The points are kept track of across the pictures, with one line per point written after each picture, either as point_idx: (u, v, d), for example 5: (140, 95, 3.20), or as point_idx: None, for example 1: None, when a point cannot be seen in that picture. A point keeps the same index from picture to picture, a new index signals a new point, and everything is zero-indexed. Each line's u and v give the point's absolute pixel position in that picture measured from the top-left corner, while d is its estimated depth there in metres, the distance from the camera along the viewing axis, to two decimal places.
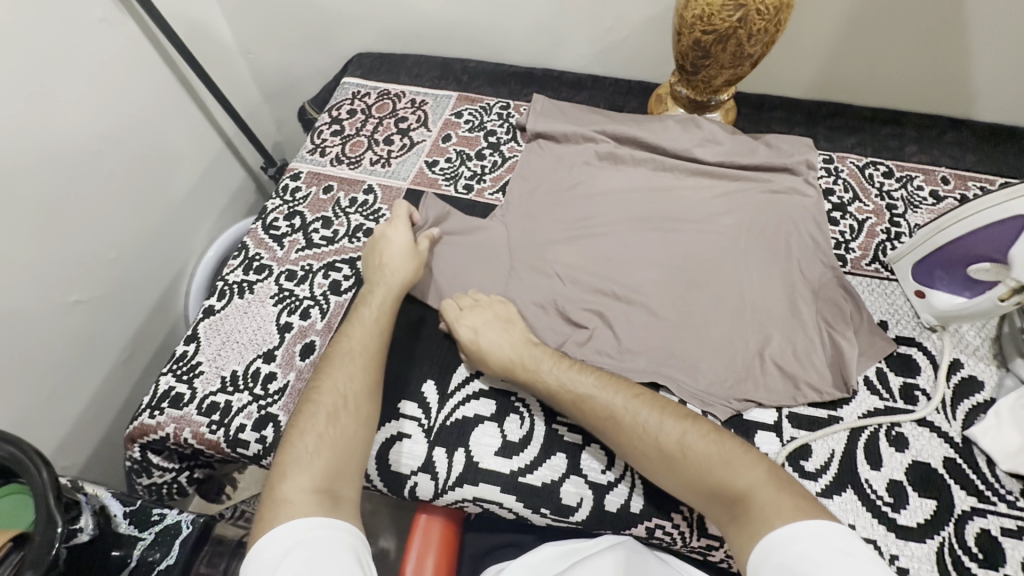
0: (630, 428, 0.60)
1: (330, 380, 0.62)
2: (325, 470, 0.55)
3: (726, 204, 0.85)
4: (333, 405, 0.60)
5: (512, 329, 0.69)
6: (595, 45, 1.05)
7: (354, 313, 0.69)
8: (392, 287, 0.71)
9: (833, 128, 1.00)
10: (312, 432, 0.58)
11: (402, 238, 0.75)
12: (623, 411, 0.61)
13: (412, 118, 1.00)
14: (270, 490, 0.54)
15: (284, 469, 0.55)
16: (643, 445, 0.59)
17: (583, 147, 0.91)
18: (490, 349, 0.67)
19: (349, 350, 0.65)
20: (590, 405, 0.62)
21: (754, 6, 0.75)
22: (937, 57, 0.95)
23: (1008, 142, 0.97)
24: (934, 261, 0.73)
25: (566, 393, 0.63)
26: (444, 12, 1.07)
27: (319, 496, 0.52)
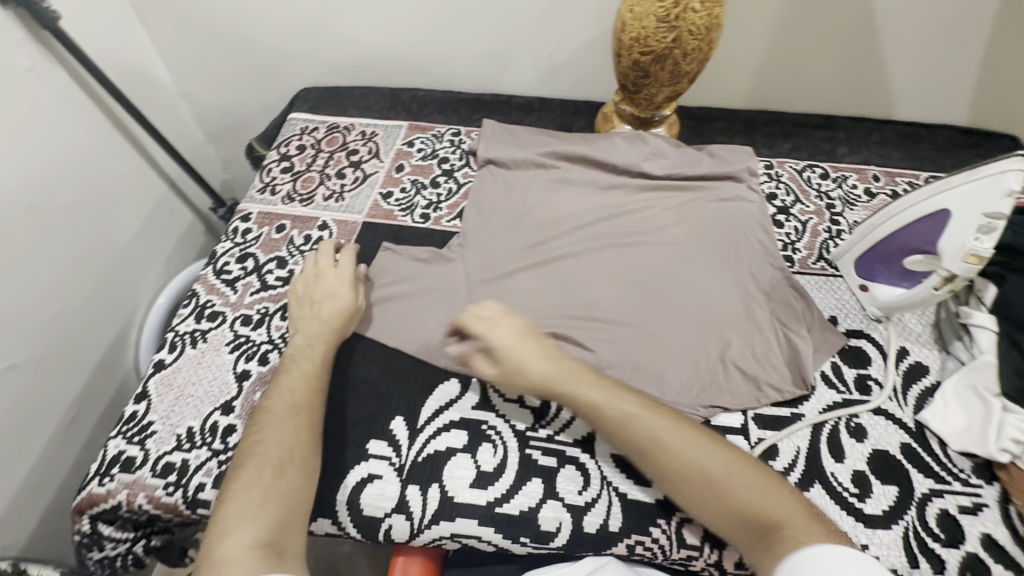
0: (673, 451, 0.58)
1: (269, 433, 0.60)
2: (269, 524, 0.55)
3: (677, 215, 0.88)
4: (275, 457, 0.59)
5: (540, 349, 0.66)
6: (539, 69, 1.08)
7: (291, 363, 0.67)
8: (322, 334, 0.70)
9: (770, 135, 1.05)
10: (252, 486, 0.56)
11: (334, 287, 0.73)
12: (665, 432, 0.59)
13: (363, 150, 1.00)
14: (211, 552, 0.53)
15: (223, 528, 0.54)
16: (684, 469, 0.58)
17: (536, 172, 0.95)
18: (527, 366, 0.65)
19: (284, 401, 0.63)
20: (632, 426, 0.60)
21: (686, 27, 0.78)
22: (856, 64, 1.02)
23: (927, 138, 1.05)
24: (874, 256, 0.77)
25: (607, 414, 0.62)
26: (389, 44, 1.08)
27: (263, 550, 0.52)
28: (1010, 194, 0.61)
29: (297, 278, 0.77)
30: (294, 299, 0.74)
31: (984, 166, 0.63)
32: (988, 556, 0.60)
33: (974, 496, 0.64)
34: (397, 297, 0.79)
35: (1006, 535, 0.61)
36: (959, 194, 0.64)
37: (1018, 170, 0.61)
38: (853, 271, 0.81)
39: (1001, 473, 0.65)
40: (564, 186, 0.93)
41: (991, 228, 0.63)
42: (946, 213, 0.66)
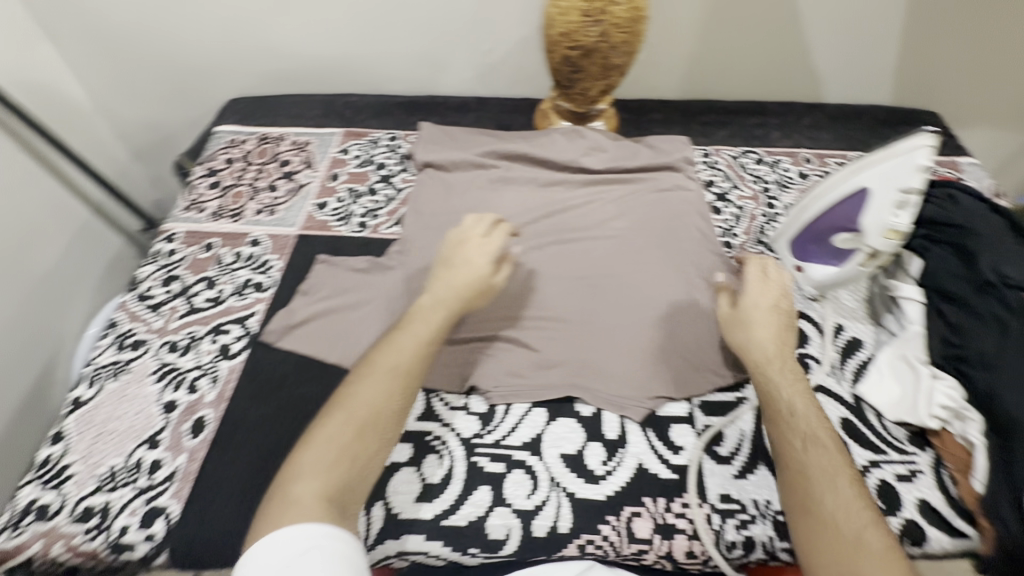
0: (828, 494, 0.54)
1: (366, 388, 0.57)
2: (338, 482, 0.52)
3: (618, 208, 0.89)
4: (367, 415, 0.55)
5: (770, 317, 0.64)
6: (474, 69, 1.07)
7: (410, 323, 0.62)
8: (450, 302, 0.63)
9: (706, 124, 1.07)
10: (338, 434, 0.54)
11: (481, 258, 0.65)
12: (833, 469, 0.55)
13: (296, 160, 0.96)
14: (281, 486, 0.51)
15: (298, 467, 0.52)
16: (827, 518, 0.53)
17: (475, 173, 0.93)
18: (749, 326, 0.64)
19: (396, 365, 0.58)
20: (806, 449, 0.57)
21: (610, 21, 0.78)
22: (782, 49, 1.05)
23: (855, 119, 1.08)
24: (807, 237, 0.76)
25: (783, 427, 0.59)
26: (317, 49, 1.05)
27: (327, 506, 0.50)
28: (923, 169, 0.64)
29: (450, 233, 0.70)
30: (440, 257, 0.67)
31: (897, 143, 0.65)
32: (923, 520, 0.62)
33: (908, 463, 0.66)
34: (335, 311, 0.76)
35: (939, 498, 0.64)
36: (877, 171, 0.66)
37: (926, 145, 0.63)
38: (787, 253, 0.80)
39: (934, 439, 0.67)
40: (504, 185, 0.92)
41: (907, 203, 0.65)
42: (866, 191, 0.67)
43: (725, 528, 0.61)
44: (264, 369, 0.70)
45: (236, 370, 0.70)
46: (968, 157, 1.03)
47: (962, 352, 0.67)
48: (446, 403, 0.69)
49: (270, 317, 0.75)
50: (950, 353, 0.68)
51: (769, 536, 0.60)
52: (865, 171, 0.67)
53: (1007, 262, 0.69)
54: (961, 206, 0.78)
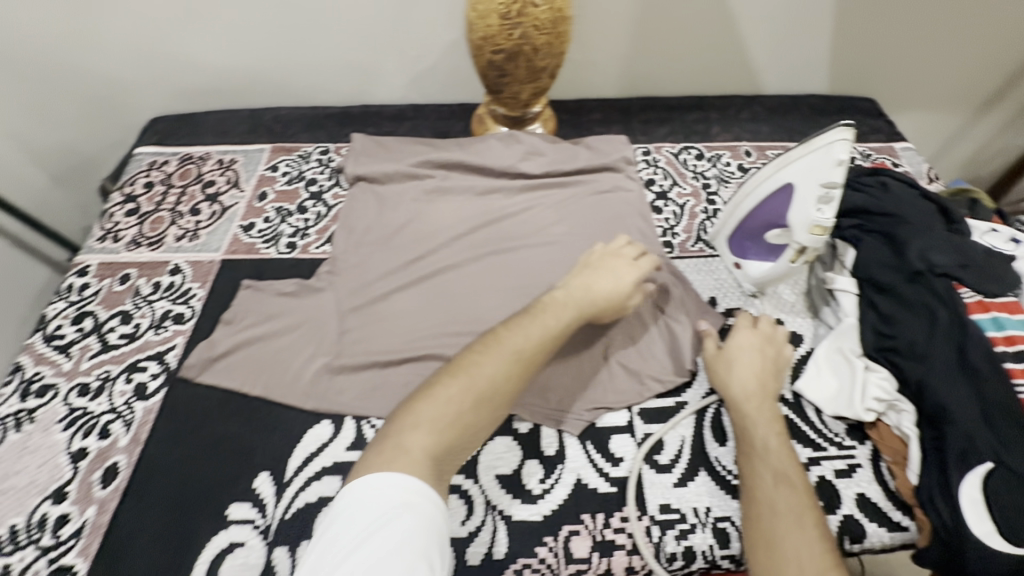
0: (791, 531, 0.54)
1: (488, 362, 0.59)
2: (446, 446, 0.54)
3: (556, 214, 0.87)
4: (482, 390, 0.57)
5: (753, 365, 0.67)
6: (406, 76, 1.03)
7: (540, 312, 0.65)
8: (583, 304, 0.67)
9: (646, 121, 1.05)
10: (455, 400, 0.56)
11: (624, 274, 0.71)
12: (798, 507, 0.55)
13: (220, 180, 0.92)
14: (395, 430, 0.54)
15: (414, 419, 0.54)
16: (788, 555, 0.52)
17: (408, 184, 0.90)
18: (735, 368, 0.67)
19: (522, 348, 0.61)
20: (777, 485, 0.57)
21: (531, 22, 0.76)
22: (717, 43, 1.04)
23: (793, 109, 1.08)
24: (743, 233, 0.77)
25: (756, 462, 0.60)
26: (240, 62, 1.00)
27: (432, 467, 0.52)
28: (840, 163, 0.63)
29: (596, 244, 0.77)
30: (581, 263, 0.74)
31: (816, 137, 0.64)
32: (862, 517, 0.62)
33: (847, 458, 0.66)
34: (259, 339, 0.72)
35: (878, 492, 0.64)
36: (799, 166, 0.66)
37: (842, 139, 0.62)
38: (727, 250, 0.81)
39: (872, 432, 0.67)
40: (440, 196, 0.89)
41: (830, 198, 0.64)
42: (790, 186, 0.67)
43: (665, 540, 0.60)
44: (184, 406, 0.67)
45: (153, 411, 0.66)
46: (904, 142, 1.03)
47: (894, 343, 0.65)
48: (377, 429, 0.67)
49: (190, 351, 0.72)
50: (884, 344, 0.67)
51: (709, 545, 0.59)
52: (789, 166, 0.67)
53: (934, 249, 0.68)
54: (892, 193, 0.78)
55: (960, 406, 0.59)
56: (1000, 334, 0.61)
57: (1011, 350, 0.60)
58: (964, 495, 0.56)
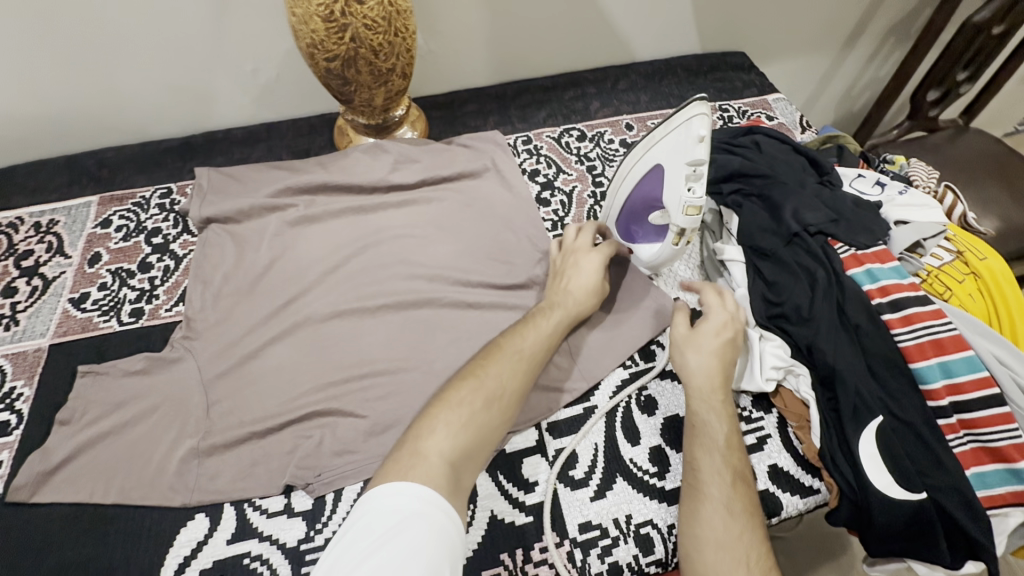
0: (740, 531, 0.51)
1: (494, 366, 0.58)
2: (464, 446, 0.51)
3: (436, 224, 0.80)
4: (494, 390, 0.56)
5: (719, 345, 0.61)
6: (250, 93, 0.92)
7: (535, 319, 0.65)
8: (571, 308, 0.66)
9: (523, 106, 1.00)
10: (468, 403, 0.54)
11: (592, 263, 0.69)
12: (749, 506, 0.53)
13: (39, 249, 0.78)
14: (412, 439, 0.51)
15: (431, 423, 0.52)
16: (739, 556, 0.49)
17: (270, 217, 0.79)
18: (700, 352, 0.61)
19: (527, 351, 0.61)
20: (734, 484, 0.54)
21: (362, 21, 0.67)
22: (582, 14, 0.99)
23: (668, 73, 1.06)
24: (627, 217, 0.73)
25: (716, 457, 0.56)
26: (41, 102, 0.84)
27: (449, 472, 0.49)
28: (702, 139, 0.60)
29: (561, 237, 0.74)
30: (551, 272, 0.71)
31: (676, 115, 0.62)
32: (777, 488, 0.60)
33: (756, 431, 0.64)
34: (106, 437, 0.62)
35: (789, 460, 0.62)
36: (664, 146, 0.63)
37: (701, 114, 0.60)
38: (616, 235, 0.76)
39: (776, 399, 0.65)
40: (307, 225, 0.79)
41: (698, 175, 0.61)
42: (659, 167, 0.64)
43: (588, 561, 0.57)
44: (22, 538, 0.57)
45: None
46: (777, 93, 1.04)
47: (782, 310, 0.65)
48: (263, 510, 0.59)
49: (19, 466, 0.61)
50: (773, 312, 0.65)
51: (633, 556, 0.57)
52: (655, 148, 0.64)
53: (806, 207, 0.69)
54: (766, 153, 0.77)
55: (848, 364, 0.59)
56: (874, 286, 0.62)
57: (886, 301, 0.61)
58: (864, 452, 0.57)
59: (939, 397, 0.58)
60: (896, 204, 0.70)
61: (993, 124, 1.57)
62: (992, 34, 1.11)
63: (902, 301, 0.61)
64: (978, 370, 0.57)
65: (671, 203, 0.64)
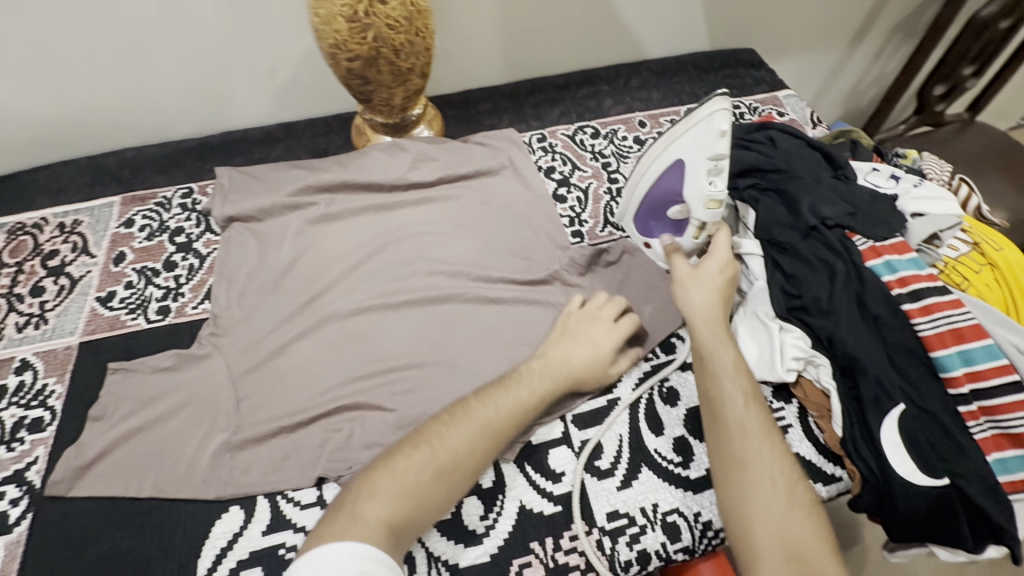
0: (760, 448, 0.54)
1: (454, 433, 0.55)
2: (403, 517, 0.49)
3: (456, 220, 0.80)
4: (447, 461, 0.53)
5: (718, 280, 0.64)
6: (269, 93, 0.93)
7: (514, 382, 0.61)
8: (559, 375, 0.63)
9: (537, 104, 1.01)
10: (415, 470, 0.52)
11: (596, 335, 0.66)
12: (762, 420, 0.56)
13: (64, 248, 0.79)
14: (351, 499, 0.49)
15: (372, 487, 0.50)
16: (761, 470, 0.53)
17: (291, 216, 0.80)
18: (702, 289, 0.64)
19: (495, 425, 0.57)
20: (747, 404, 0.57)
21: (384, 21, 0.68)
22: (594, 13, 1.01)
23: (679, 70, 1.07)
24: (645, 212, 0.74)
25: (723, 383, 0.59)
26: (63, 105, 0.85)
27: (387, 537, 0.47)
28: (723, 133, 0.62)
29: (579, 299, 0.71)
30: (558, 325, 0.68)
31: (698, 109, 0.63)
32: None
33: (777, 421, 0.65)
34: (139, 433, 0.63)
35: (810, 449, 0.64)
36: (685, 142, 0.65)
37: (722, 109, 0.62)
38: (633, 231, 0.77)
39: (797, 390, 0.66)
40: (328, 223, 0.80)
41: (719, 168, 0.63)
42: (680, 163, 0.66)
43: (617, 549, 0.58)
44: (61, 531, 0.58)
45: (21, 543, 0.57)
46: (787, 89, 1.05)
47: (802, 302, 0.66)
48: (295, 502, 0.60)
49: (55, 462, 0.62)
50: (793, 304, 0.67)
51: (661, 543, 0.59)
52: (675, 144, 0.66)
53: (823, 201, 0.70)
54: (780, 148, 0.78)
55: (869, 355, 0.60)
56: (894, 277, 0.63)
57: (905, 291, 0.62)
58: (887, 439, 0.58)
59: (959, 385, 0.59)
60: (912, 196, 0.71)
61: (1000, 117, 1.57)
62: (999, 28, 1.12)
63: (922, 291, 0.62)
64: (998, 358, 0.58)
65: (693, 198, 0.66)
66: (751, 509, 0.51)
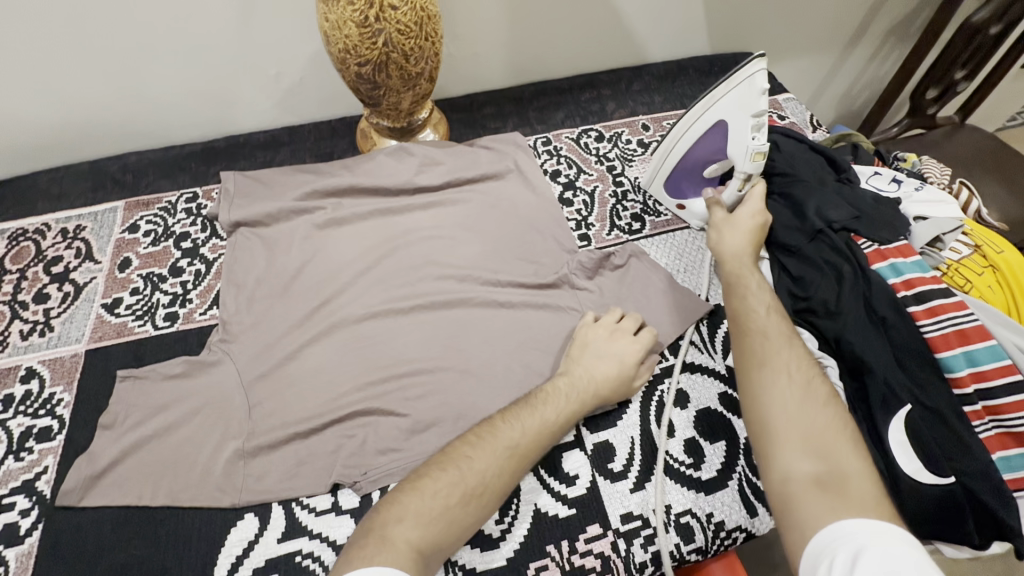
0: (783, 350, 0.56)
1: (480, 457, 0.55)
2: (431, 541, 0.49)
3: (466, 225, 0.81)
4: (473, 486, 0.53)
5: (749, 223, 0.70)
6: (272, 97, 0.93)
7: (538, 403, 0.61)
8: (585, 394, 0.63)
9: (541, 108, 1.02)
10: (443, 494, 0.51)
11: (617, 350, 0.67)
12: (784, 329, 0.58)
13: (68, 254, 0.78)
14: (378, 525, 0.48)
15: (399, 511, 0.49)
16: (780, 367, 0.54)
17: (298, 221, 0.79)
18: (735, 229, 0.69)
19: (520, 449, 0.56)
20: (769, 314, 0.60)
21: (394, 26, 0.68)
22: (597, 17, 1.01)
23: (681, 73, 1.08)
24: (681, 173, 0.80)
25: (748, 300, 0.62)
26: (65, 109, 0.84)
27: (417, 561, 0.46)
28: (764, 92, 0.68)
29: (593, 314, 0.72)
30: (575, 338, 0.68)
31: (738, 72, 0.68)
32: None
33: None
34: (151, 442, 0.62)
35: None
36: (726, 103, 0.70)
37: (762, 70, 0.67)
38: (666, 195, 0.83)
39: None
40: (336, 227, 0.79)
41: (762, 125, 0.69)
42: (724, 122, 0.71)
43: (632, 551, 0.59)
44: (74, 541, 0.57)
45: (31, 554, 0.56)
46: (787, 92, 1.06)
47: (809, 304, 0.66)
48: (311, 509, 0.60)
49: (65, 471, 0.61)
50: (800, 306, 0.67)
51: (675, 544, 0.59)
52: (716, 106, 0.71)
53: (829, 205, 0.71)
54: (784, 152, 0.79)
55: (875, 356, 0.61)
56: (899, 280, 0.65)
57: (911, 293, 0.64)
58: (893, 439, 0.59)
59: (965, 385, 0.61)
60: (914, 200, 0.73)
61: (988, 118, 1.61)
62: (991, 33, 1.15)
63: (927, 294, 0.63)
64: (1002, 359, 0.60)
65: (737, 153, 0.72)
66: (767, 399, 0.53)
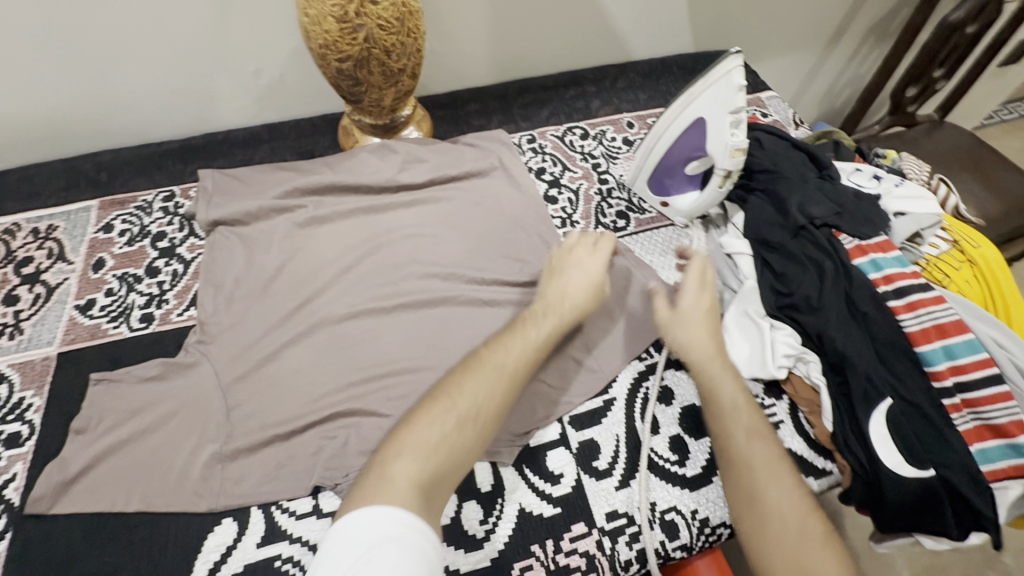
0: (770, 486, 0.54)
1: (471, 383, 0.55)
2: (434, 473, 0.48)
3: (448, 222, 0.80)
4: (469, 409, 0.53)
5: (703, 316, 0.65)
6: (252, 94, 0.91)
7: (519, 328, 0.62)
8: (564, 312, 0.65)
9: (525, 105, 1.01)
10: (443, 424, 0.51)
11: (592, 269, 0.68)
12: (768, 454, 0.56)
13: (39, 255, 0.76)
14: (380, 464, 0.48)
15: (399, 446, 0.49)
16: (770, 509, 0.53)
17: (278, 220, 0.78)
18: (687, 328, 0.64)
19: (509, 367, 0.58)
20: (749, 442, 0.56)
21: (375, 22, 0.67)
22: (581, 14, 1.01)
23: (665, 71, 1.08)
24: (662, 171, 0.81)
25: (726, 422, 0.58)
26: (35, 105, 0.82)
27: (420, 496, 0.45)
28: (741, 88, 0.68)
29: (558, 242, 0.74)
30: (545, 267, 0.70)
31: (714, 69, 0.69)
32: None
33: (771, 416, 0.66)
34: (124, 447, 0.61)
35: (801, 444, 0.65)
36: (704, 101, 0.70)
37: (738, 66, 0.67)
38: (650, 192, 0.84)
39: (787, 386, 0.67)
40: (317, 226, 0.78)
41: (739, 121, 0.69)
42: (702, 120, 0.71)
43: (617, 549, 0.58)
44: (43, 551, 0.55)
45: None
46: (769, 91, 1.06)
47: (792, 300, 0.67)
48: (291, 512, 0.59)
49: (35, 479, 0.59)
50: (782, 302, 0.68)
51: (660, 542, 0.59)
52: (695, 103, 0.71)
53: (811, 201, 0.71)
54: (767, 149, 0.80)
55: (855, 349, 0.62)
56: (879, 274, 0.66)
57: (891, 288, 0.65)
58: (875, 433, 0.59)
59: (943, 378, 0.61)
60: (894, 196, 0.74)
61: (967, 117, 1.63)
62: (967, 33, 1.16)
63: (906, 289, 0.64)
64: (979, 352, 0.60)
65: (715, 150, 0.72)
66: (764, 550, 0.52)
